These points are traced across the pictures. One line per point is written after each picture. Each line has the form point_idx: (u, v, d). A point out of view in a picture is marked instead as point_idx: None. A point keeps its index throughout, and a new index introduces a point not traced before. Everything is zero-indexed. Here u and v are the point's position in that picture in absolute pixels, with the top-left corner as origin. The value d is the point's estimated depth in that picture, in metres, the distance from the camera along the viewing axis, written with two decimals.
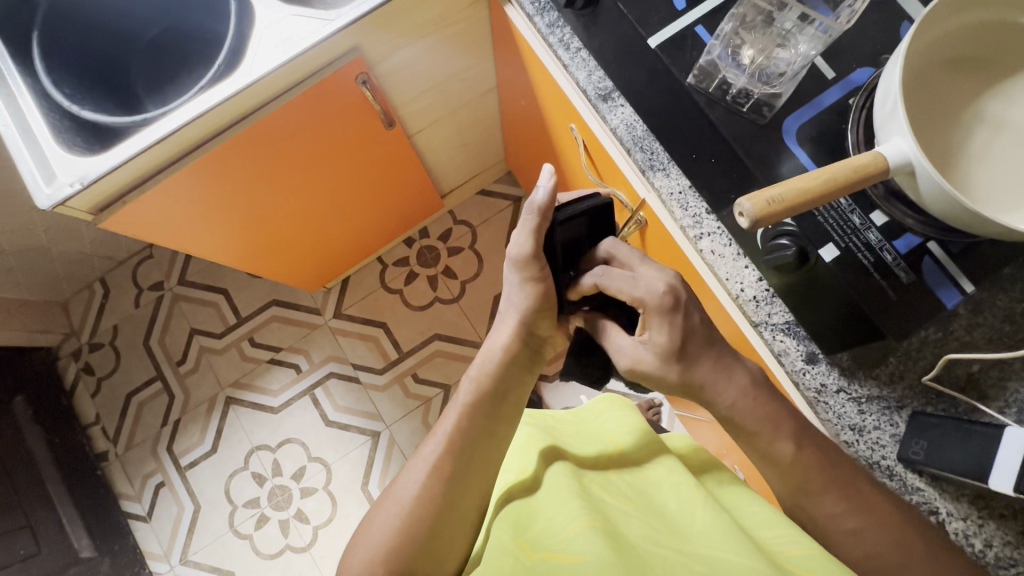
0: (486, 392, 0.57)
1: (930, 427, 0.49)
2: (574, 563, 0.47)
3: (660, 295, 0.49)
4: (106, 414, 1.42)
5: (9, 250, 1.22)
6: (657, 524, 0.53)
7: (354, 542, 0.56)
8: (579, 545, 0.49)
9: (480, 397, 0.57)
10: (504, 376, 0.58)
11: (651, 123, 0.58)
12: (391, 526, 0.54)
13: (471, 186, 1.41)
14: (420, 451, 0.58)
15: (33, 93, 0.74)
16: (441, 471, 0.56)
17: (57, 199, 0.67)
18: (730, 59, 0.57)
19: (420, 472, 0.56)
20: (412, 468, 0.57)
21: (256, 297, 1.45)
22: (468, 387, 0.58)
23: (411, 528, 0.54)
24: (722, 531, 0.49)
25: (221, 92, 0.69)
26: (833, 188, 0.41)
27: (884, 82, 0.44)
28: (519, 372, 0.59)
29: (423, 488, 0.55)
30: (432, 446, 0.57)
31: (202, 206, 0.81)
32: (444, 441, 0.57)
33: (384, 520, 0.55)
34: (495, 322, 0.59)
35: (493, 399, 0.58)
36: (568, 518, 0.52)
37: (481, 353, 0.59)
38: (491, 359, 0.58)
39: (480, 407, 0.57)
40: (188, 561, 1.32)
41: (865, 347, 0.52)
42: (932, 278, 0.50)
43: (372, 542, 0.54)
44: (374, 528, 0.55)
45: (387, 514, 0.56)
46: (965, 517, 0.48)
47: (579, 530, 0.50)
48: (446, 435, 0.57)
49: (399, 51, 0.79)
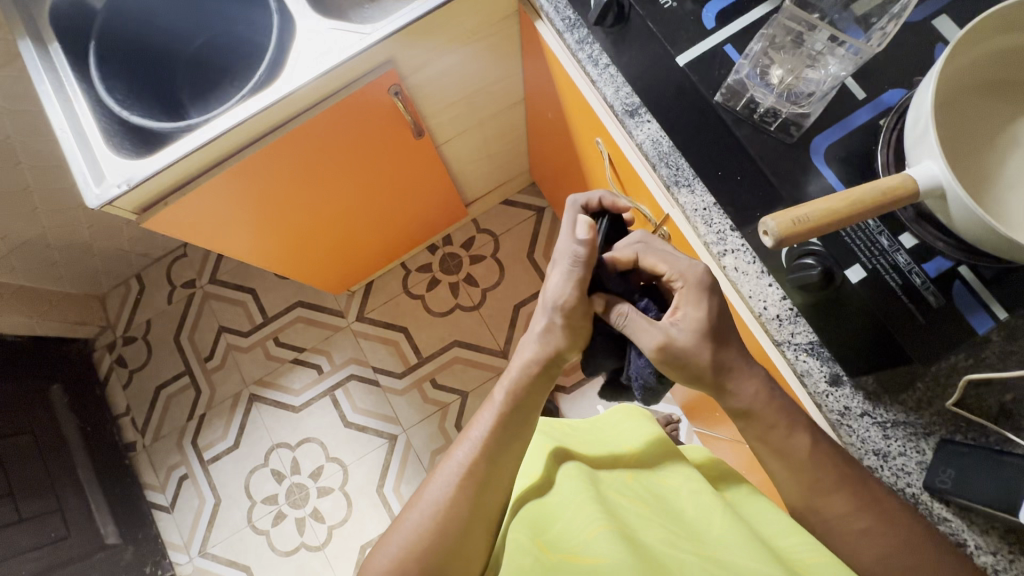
0: (516, 402, 0.58)
1: (959, 456, 0.48)
2: (593, 566, 0.48)
3: (701, 273, 0.52)
4: (136, 405, 1.47)
5: (55, 245, 1.28)
6: (675, 528, 0.52)
7: (382, 541, 0.56)
8: (598, 548, 0.49)
9: (510, 406, 0.58)
10: (533, 384, 0.58)
11: (677, 139, 0.58)
12: (421, 528, 0.55)
13: (496, 196, 1.43)
14: (451, 455, 0.59)
15: (88, 99, 0.78)
16: (472, 476, 0.56)
17: (105, 199, 0.70)
18: (759, 78, 0.57)
19: (451, 476, 0.57)
20: (442, 473, 0.57)
21: (283, 298, 1.49)
22: (501, 395, 0.59)
23: (440, 531, 0.54)
24: (742, 542, 0.48)
25: (264, 100, 0.72)
26: (860, 210, 0.41)
27: (916, 103, 0.44)
28: (546, 381, 0.59)
29: (455, 493, 0.56)
30: (464, 451, 0.58)
31: (239, 209, 0.84)
32: (477, 446, 0.57)
33: (414, 522, 0.56)
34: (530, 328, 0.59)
35: (521, 409, 0.58)
36: (586, 522, 0.52)
37: (514, 359, 0.60)
38: (525, 367, 0.58)
39: (512, 413, 0.58)
40: (206, 553, 1.36)
41: (892, 372, 0.51)
42: (962, 302, 0.49)
43: (400, 543, 0.55)
44: (404, 527, 0.56)
45: (420, 514, 0.56)
46: (996, 552, 0.47)
47: (597, 533, 0.50)
48: (479, 440, 0.58)
49: (431, 63, 0.81)
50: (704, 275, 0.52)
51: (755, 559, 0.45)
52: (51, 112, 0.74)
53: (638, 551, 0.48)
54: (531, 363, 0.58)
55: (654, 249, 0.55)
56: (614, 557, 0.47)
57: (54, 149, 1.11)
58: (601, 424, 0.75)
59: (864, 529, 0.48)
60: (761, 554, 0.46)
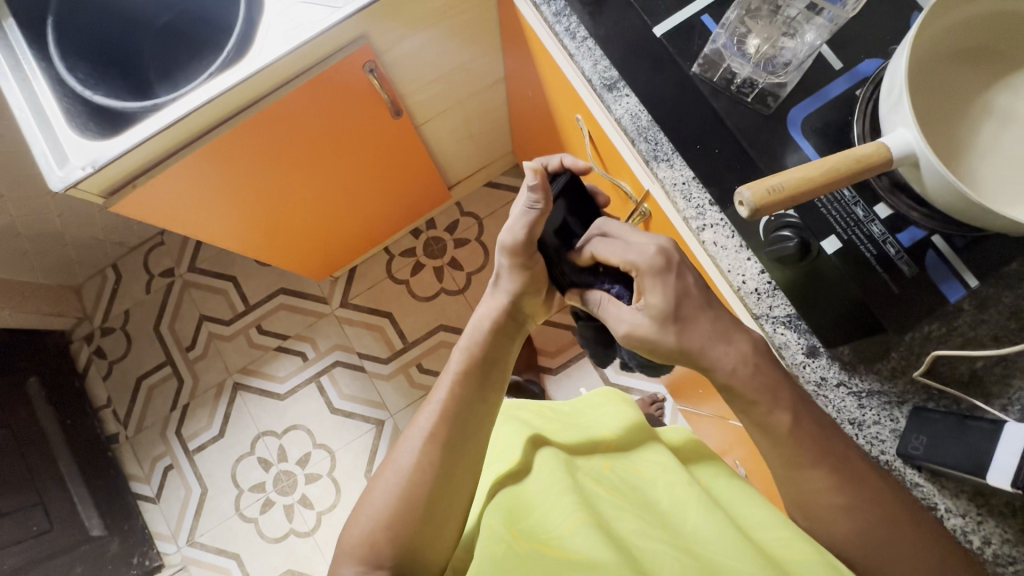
0: (476, 360, 0.60)
1: (931, 423, 0.48)
2: (568, 558, 0.49)
3: (652, 257, 0.49)
4: (117, 397, 1.44)
5: (24, 235, 1.24)
6: (652, 521, 0.53)
7: (353, 515, 0.57)
8: (575, 543, 0.50)
9: (469, 365, 0.59)
10: (492, 343, 0.61)
11: (655, 113, 0.58)
12: (391, 496, 0.56)
13: (479, 178, 1.41)
14: (415, 422, 0.59)
15: (48, 78, 0.75)
16: (438, 437, 0.57)
17: (69, 181, 0.68)
18: (736, 48, 0.57)
19: (416, 443, 0.57)
20: (407, 441, 0.58)
21: (265, 285, 1.47)
22: (459, 357, 0.60)
23: (409, 496, 0.55)
24: (717, 535, 0.48)
25: (230, 79, 0.70)
26: (834, 178, 0.40)
27: (892, 68, 0.43)
28: (505, 342, 0.62)
29: (422, 457, 0.56)
30: (427, 415, 0.59)
31: (211, 193, 0.82)
32: (438, 409, 0.58)
33: (384, 490, 0.56)
34: (485, 298, 0.63)
35: (482, 369, 0.60)
36: (563, 516, 0.53)
37: (471, 323, 0.62)
38: (481, 329, 0.61)
39: (470, 374, 0.59)
40: (195, 543, 1.35)
41: (868, 342, 0.51)
42: (934, 272, 0.50)
43: (371, 515, 0.55)
44: (374, 499, 0.57)
45: (389, 483, 0.56)
46: (964, 514, 0.48)
47: (574, 528, 0.51)
48: (441, 404, 0.59)
49: (405, 39, 0.79)
50: (656, 256, 0.49)
51: (735, 556, 0.45)
52: (6, 90, 0.71)
53: (615, 547, 0.49)
54: (487, 320, 0.61)
55: (609, 241, 0.53)
56: (591, 553, 0.48)
57: (18, 134, 1.08)
58: (584, 406, 0.77)
59: (836, 505, 0.48)
60: (735, 543, 0.47)
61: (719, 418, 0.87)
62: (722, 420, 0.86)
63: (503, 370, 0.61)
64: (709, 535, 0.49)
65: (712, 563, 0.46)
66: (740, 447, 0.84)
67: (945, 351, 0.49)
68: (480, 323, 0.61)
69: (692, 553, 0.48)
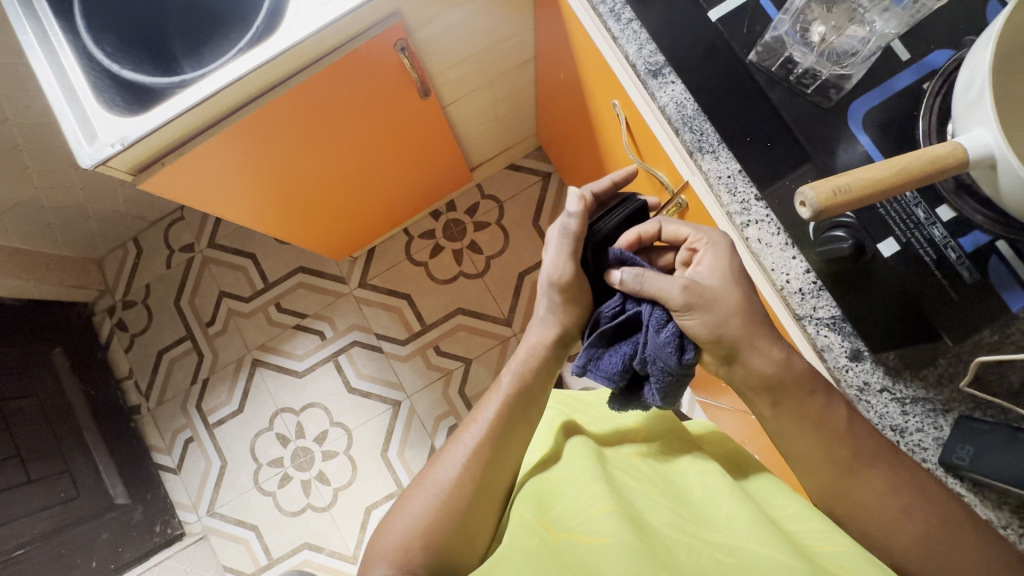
0: (525, 386, 0.62)
1: (978, 433, 0.46)
2: (596, 545, 0.48)
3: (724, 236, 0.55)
4: (139, 369, 1.47)
5: (48, 207, 1.25)
6: (682, 510, 0.53)
7: (385, 524, 0.57)
8: (602, 527, 0.50)
9: (519, 390, 0.61)
10: (542, 371, 0.63)
11: (701, 102, 0.56)
12: (428, 507, 0.56)
13: (502, 160, 1.39)
14: (459, 437, 0.60)
15: (75, 51, 0.74)
16: (481, 457, 0.58)
17: (98, 158, 0.67)
18: (799, 36, 0.54)
19: (459, 457, 0.58)
20: (450, 454, 0.59)
21: (284, 263, 1.47)
22: (509, 379, 0.62)
23: (447, 510, 0.56)
24: (748, 521, 0.48)
25: (262, 55, 0.68)
26: (906, 179, 0.38)
27: (970, 65, 0.41)
28: (553, 368, 0.64)
29: (464, 472, 0.57)
30: (472, 434, 0.60)
31: (240, 168, 0.81)
32: (484, 429, 0.60)
33: (422, 500, 0.57)
34: (534, 320, 0.64)
35: (531, 393, 0.62)
36: (592, 500, 0.53)
37: (523, 347, 0.64)
38: (533, 355, 0.63)
39: (520, 400, 0.61)
40: (214, 513, 1.38)
41: (916, 348, 0.49)
42: (997, 278, 0.48)
43: (407, 524, 0.55)
44: (408, 510, 0.57)
45: (425, 496, 0.57)
46: (1005, 526, 0.46)
47: (602, 513, 0.51)
48: (486, 425, 0.60)
49: (440, 16, 0.76)
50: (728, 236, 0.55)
51: (766, 547, 0.45)
52: (35, 63, 0.71)
53: (641, 535, 0.48)
54: (539, 348, 0.63)
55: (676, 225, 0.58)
56: (619, 537, 0.47)
57: (42, 105, 1.07)
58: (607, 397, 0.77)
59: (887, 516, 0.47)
60: (768, 533, 0.47)
61: (741, 413, 0.87)
62: (744, 417, 0.86)
63: (543, 396, 0.63)
64: (738, 525, 0.49)
65: (744, 553, 0.46)
66: (761, 442, 0.83)
67: (995, 356, 0.46)
68: (534, 349, 0.63)
69: (721, 546, 0.47)
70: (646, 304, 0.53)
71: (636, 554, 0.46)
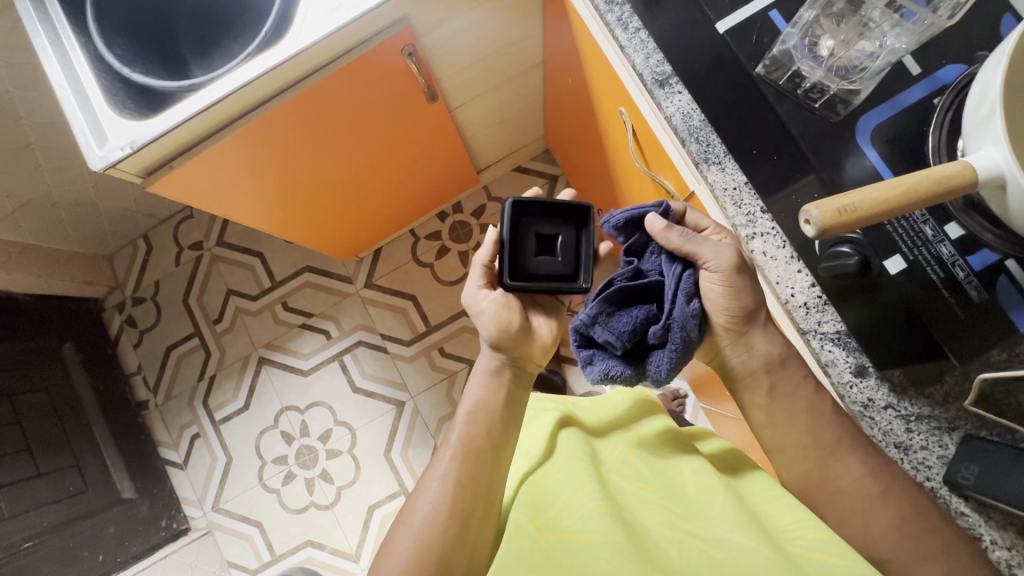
0: (483, 404, 0.62)
1: (983, 453, 0.46)
2: (586, 543, 0.49)
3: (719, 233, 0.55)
4: (147, 364, 1.48)
5: (60, 204, 1.26)
6: (675, 507, 0.53)
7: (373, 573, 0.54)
8: (594, 526, 0.50)
9: (478, 410, 0.61)
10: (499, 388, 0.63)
11: (709, 113, 0.56)
12: (413, 542, 0.54)
13: (508, 162, 1.39)
14: (431, 470, 0.59)
15: (86, 53, 0.75)
16: (452, 478, 0.57)
17: (108, 161, 0.68)
18: (808, 51, 0.55)
19: (434, 487, 0.57)
20: (425, 487, 0.58)
21: (292, 262, 1.48)
22: (466, 405, 0.62)
23: (432, 540, 0.54)
24: (739, 521, 0.49)
25: (270, 60, 0.68)
26: (911, 200, 0.38)
27: (982, 82, 0.41)
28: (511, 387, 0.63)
29: (441, 497, 0.56)
30: (441, 462, 0.59)
31: (248, 170, 0.81)
32: (452, 453, 0.59)
33: (406, 537, 0.55)
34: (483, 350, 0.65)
35: (492, 410, 0.62)
36: (583, 501, 0.53)
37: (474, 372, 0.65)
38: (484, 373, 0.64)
39: (480, 418, 0.61)
40: (219, 509, 1.39)
41: (922, 366, 0.49)
42: (1006, 298, 0.47)
43: (393, 564, 0.53)
44: (394, 552, 0.54)
45: (408, 532, 0.55)
46: (1011, 547, 0.45)
47: (594, 512, 0.51)
48: (452, 450, 0.59)
49: (448, 22, 0.76)
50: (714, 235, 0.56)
51: (755, 543, 0.45)
52: (48, 66, 0.72)
53: (631, 537, 0.49)
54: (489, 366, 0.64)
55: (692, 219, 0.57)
56: (609, 535, 0.48)
57: (55, 105, 1.09)
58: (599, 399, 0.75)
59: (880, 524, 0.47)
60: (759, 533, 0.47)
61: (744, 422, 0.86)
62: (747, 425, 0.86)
63: (508, 409, 0.62)
64: (727, 522, 0.49)
65: (732, 548, 0.46)
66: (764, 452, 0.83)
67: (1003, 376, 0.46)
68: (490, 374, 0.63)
69: (712, 542, 0.48)
70: (680, 266, 0.52)
71: (624, 553, 0.46)
